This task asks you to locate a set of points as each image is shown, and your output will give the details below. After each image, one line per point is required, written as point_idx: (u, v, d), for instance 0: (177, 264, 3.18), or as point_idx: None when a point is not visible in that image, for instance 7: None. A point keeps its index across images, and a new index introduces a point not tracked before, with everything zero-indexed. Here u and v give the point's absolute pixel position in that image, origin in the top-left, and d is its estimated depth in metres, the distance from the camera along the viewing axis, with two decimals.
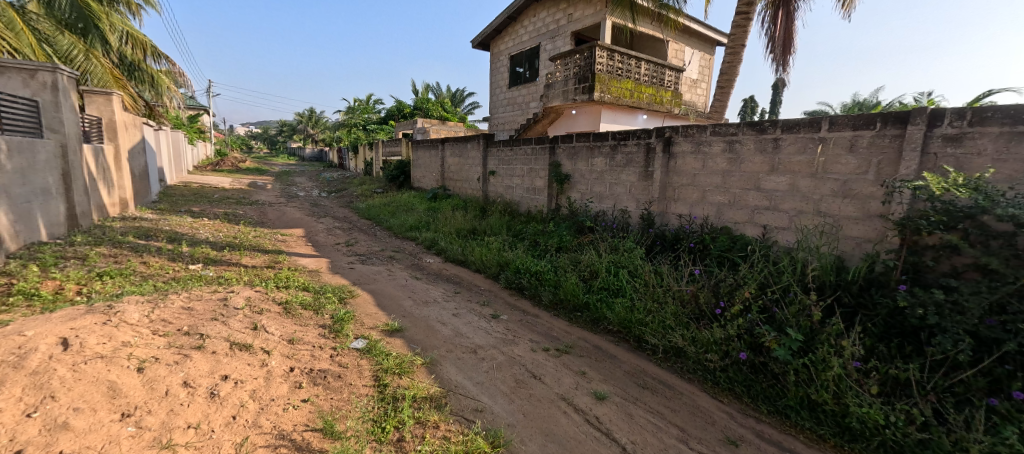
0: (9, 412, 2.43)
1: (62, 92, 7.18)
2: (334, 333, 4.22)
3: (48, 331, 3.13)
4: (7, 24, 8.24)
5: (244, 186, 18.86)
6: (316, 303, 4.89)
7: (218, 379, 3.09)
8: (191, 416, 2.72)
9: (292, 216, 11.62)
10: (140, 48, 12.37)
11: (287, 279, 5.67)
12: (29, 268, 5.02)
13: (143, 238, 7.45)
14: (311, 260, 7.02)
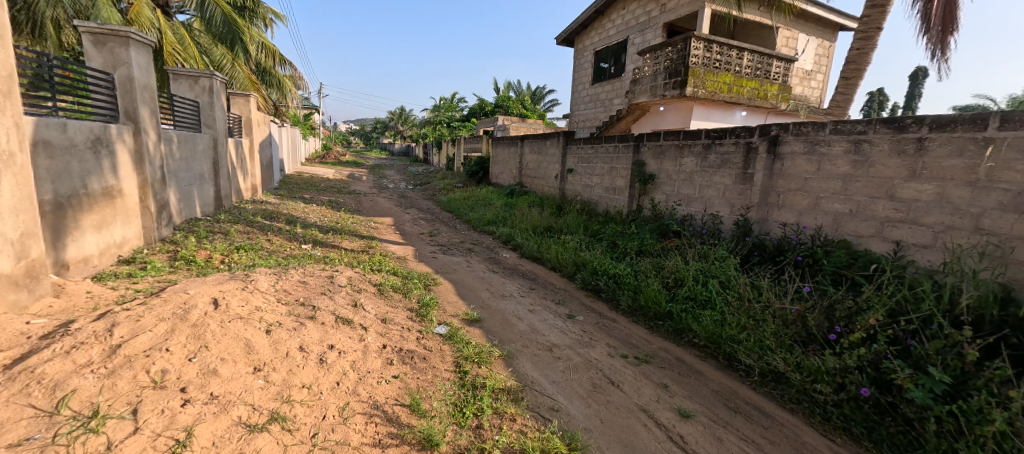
0: (178, 355, 2.91)
1: (216, 95, 8.53)
2: (418, 317, 4.50)
3: (205, 291, 3.72)
4: (179, 41, 10.32)
5: (345, 177, 20.88)
6: (404, 287, 5.25)
7: (326, 347, 3.46)
8: (305, 377, 3.07)
9: (384, 205, 12.60)
10: (274, 57, 13.92)
11: (380, 262, 6.15)
12: (189, 239, 6.13)
13: (269, 218, 8.62)
14: (398, 248, 7.54)
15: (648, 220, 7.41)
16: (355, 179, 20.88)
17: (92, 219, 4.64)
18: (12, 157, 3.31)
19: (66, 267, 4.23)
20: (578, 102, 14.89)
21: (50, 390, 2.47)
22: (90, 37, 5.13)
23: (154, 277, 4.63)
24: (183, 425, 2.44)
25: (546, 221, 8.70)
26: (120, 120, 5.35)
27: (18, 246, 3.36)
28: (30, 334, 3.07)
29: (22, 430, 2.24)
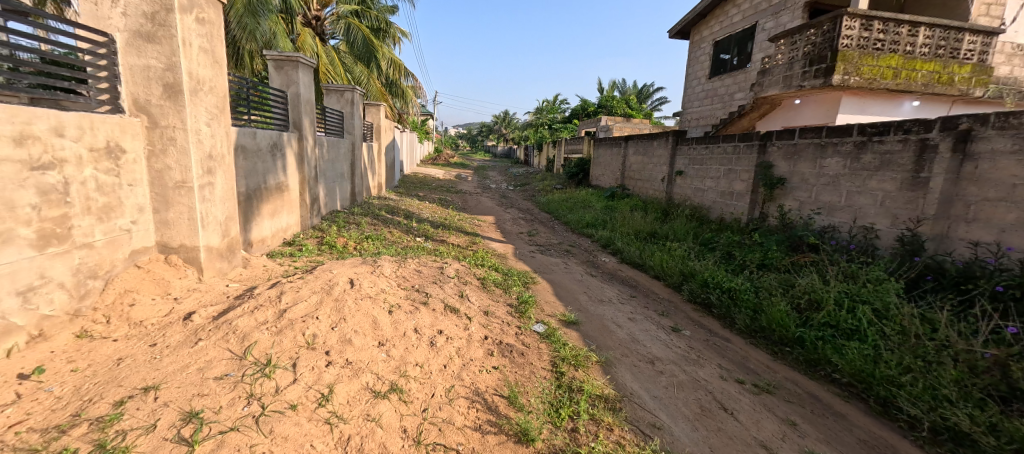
0: (325, 323, 3.28)
1: (356, 106, 9.70)
2: (516, 313, 4.51)
3: (344, 272, 4.17)
4: (330, 62, 11.91)
5: (452, 178, 22.26)
6: (504, 283, 5.32)
7: (436, 332, 3.61)
8: (418, 356, 3.24)
9: (486, 205, 13.08)
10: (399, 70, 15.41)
11: (483, 258, 6.34)
12: (332, 227, 7.09)
13: (391, 213, 9.51)
14: (500, 245, 7.72)
15: (776, 232, 6.42)
16: (461, 179, 22.09)
17: (268, 208, 5.55)
18: (223, 159, 4.22)
19: (252, 244, 5.17)
20: (691, 98, 13.76)
21: (240, 340, 2.98)
22: (275, 63, 6.21)
23: (309, 256, 5.43)
24: (323, 384, 2.73)
25: (650, 226, 8.16)
26: (289, 130, 6.38)
27: (223, 226, 4.24)
28: (228, 294, 3.85)
29: (221, 368, 2.72)
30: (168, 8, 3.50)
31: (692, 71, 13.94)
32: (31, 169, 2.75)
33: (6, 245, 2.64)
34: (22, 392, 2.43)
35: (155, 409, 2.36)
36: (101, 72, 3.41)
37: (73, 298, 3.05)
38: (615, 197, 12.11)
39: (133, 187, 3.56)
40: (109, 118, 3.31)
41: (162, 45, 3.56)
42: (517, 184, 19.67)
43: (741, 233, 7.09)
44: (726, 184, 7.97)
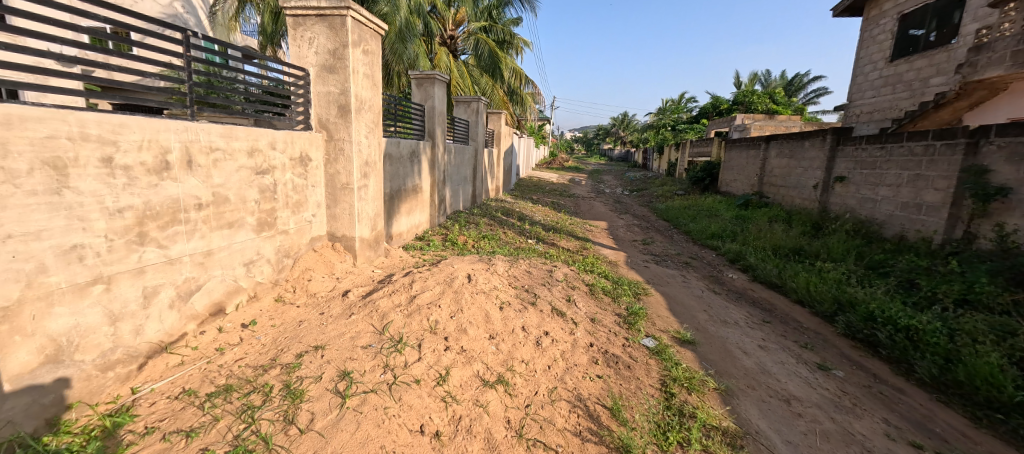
0: (445, 311, 3.79)
1: (481, 114, 10.61)
2: (626, 324, 4.57)
3: (462, 268, 4.75)
4: (459, 75, 13.14)
5: (565, 181, 22.68)
6: (614, 292, 5.42)
7: (542, 333, 3.92)
8: (525, 353, 3.60)
9: (599, 210, 13.12)
10: (520, 78, 16.21)
11: (592, 264, 6.50)
12: (455, 226, 7.98)
13: (506, 215, 10.23)
14: (611, 252, 7.77)
15: (990, 259, 5.10)
16: (576, 183, 22.22)
17: (405, 207, 6.49)
18: (375, 165, 5.14)
19: (392, 237, 6.14)
20: (864, 88, 11.60)
21: (380, 318, 3.67)
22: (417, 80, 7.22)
23: (436, 251, 6.25)
24: (441, 365, 3.22)
25: (796, 242, 7.35)
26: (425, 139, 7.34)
27: (373, 220, 5.17)
28: (372, 278, 4.71)
29: (365, 339, 3.40)
30: (344, 44, 4.43)
31: (864, 55, 11.73)
32: (257, 174, 3.76)
33: (240, 229, 3.63)
34: (238, 337, 3.42)
35: (321, 365, 3.08)
36: (299, 98, 4.49)
37: (273, 271, 4.08)
38: (749, 205, 11.00)
39: (314, 188, 4.59)
40: (303, 134, 4.34)
41: (339, 75, 4.51)
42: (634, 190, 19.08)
43: (931, 257, 5.90)
44: (913, 193, 6.64)
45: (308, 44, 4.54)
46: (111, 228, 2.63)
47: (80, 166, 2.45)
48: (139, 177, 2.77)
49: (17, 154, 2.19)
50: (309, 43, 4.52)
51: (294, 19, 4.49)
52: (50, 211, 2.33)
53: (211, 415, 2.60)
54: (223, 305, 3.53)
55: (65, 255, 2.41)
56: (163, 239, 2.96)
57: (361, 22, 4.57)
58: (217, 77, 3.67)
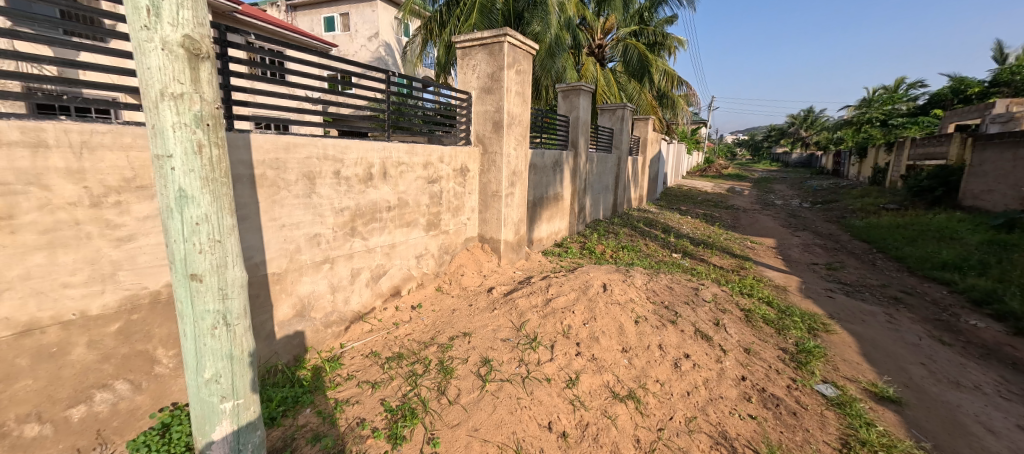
0: (578, 318, 3.99)
1: (626, 121, 10.46)
2: (795, 364, 3.95)
3: (598, 277, 4.85)
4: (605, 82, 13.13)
5: (724, 191, 20.56)
6: (779, 323, 4.79)
7: (682, 355, 3.74)
8: (660, 373, 3.51)
9: (766, 224, 11.62)
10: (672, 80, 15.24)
11: (751, 287, 5.91)
12: (594, 234, 8.19)
13: (648, 225, 10.02)
14: (778, 276, 6.82)
15: None
16: (738, 193, 19.88)
17: (546, 214, 6.96)
18: (521, 174, 5.71)
19: (534, 242, 6.67)
20: None
21: (518, 315, 4.08)
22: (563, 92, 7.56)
23: (573, 258, 6.58)
24: (571, 370, 3.41)
25: None
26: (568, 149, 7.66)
27: (517, 225, 5.74)
28: (513, 278, 5.27)
29: (505, 333, 3.83)
30: (500, 67, 5.03)
31: None
32: (429, 183, 4.58)
33: (414, 228, 4.48)
34: (408, 315, 4.27)
35: (468, 349, 3.60)
36: (464, 118, 5.25)
37: (436, 264, 4.88)
38: (1016, 225, 7.72)
39: (470, 195, 5.33)
40: (464, 149, 5.09)
41: (495, 95, 5.13)
42: (819, 201, 16.04)
43: None
44: None
45: (472, 71, 5.29)
46: (336, 223, 3.59)
47: (323, 177, 3.42)
48: (353, 185, 3.70)
49: (291, 167, 3.17)
50: (473, 69, 5.27)
51: (463, 50, 5.30)
52: (304, 209, 3.32)
53: (389, 373, 3.30)
54: (400, 288, 4.40)
55: (309, 240, 3.39)
56: (365, 233, 3.89)
57: (516, 45, 5.11)
58: (405, 104, 4.50)
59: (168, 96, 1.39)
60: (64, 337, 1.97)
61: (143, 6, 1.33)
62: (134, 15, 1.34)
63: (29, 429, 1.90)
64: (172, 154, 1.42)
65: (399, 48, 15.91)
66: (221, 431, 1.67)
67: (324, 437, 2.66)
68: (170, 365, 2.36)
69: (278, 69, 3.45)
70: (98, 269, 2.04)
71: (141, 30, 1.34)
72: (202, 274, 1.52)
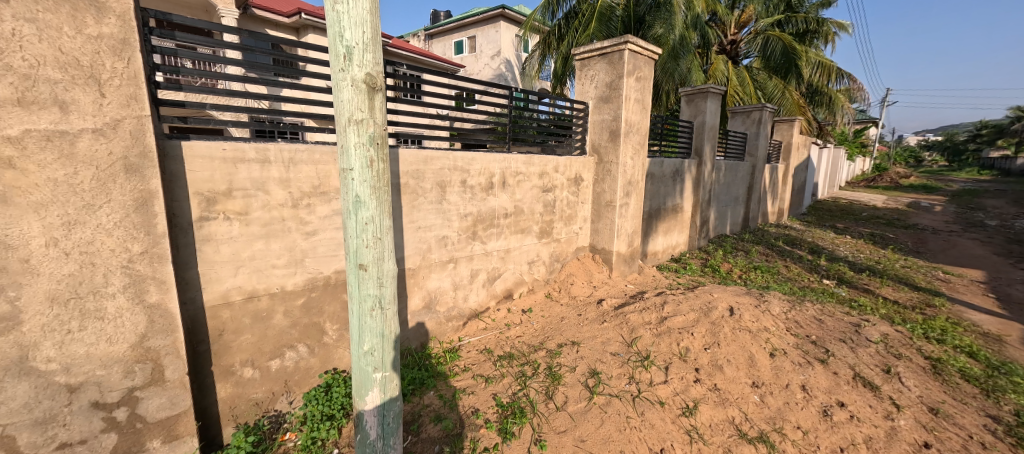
0: (697, 341, 3.24)
1: (764, 125, 9.45)
2: (1015, 440, 2.66)
3: (723, 298, 3.94)
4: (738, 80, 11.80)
5: (904, 206, 16.75)
6: (987, 381, 3.30)
7: (835, 402, 2.81)
8: (802, 419, 2.66)
9: (969, 251, 9.11)
10: (829, 74, 12.84)
11: (943, 331, 4.41)
12: (718, 251, 7.56)
13: (790, 245, 8.83)
14: (991, 322, 5.03)
15: None
16: (921, 210, 16.08)
17: (663, 227, 6.67)
18: (638, 184, 5.56)
19: (648, 256, 6.45)
20: None
21: (629, 330, 3.45)
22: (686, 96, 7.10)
23: (692, 275, 6.19)
24: (688, 397, 2.76)
25: None
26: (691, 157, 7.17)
27: (630, 238, 5.63)
28: (625, 292, 5.17)
29: (614, 347, 3.25)
30: (620, 75, 4.99)
31: None
32: (543, 192, 4.78)
33: (528, 235, 4.72)
34: (519, 318, 4.48)
35: (576, 358, 3.14)
36: (581, 127, 5.37)
37: (546, 271, 5.06)
38: None
39: (584, 204, 5.40)
40: (580, 159, 5.17)
41: (613, 104, 5.11)
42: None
43: None
44: None
45: (590, 81, 5.34)
46: (461, 227, 4.00)
47: (452, 185, 3.85)
48: (476, 193, 4.08)
49: (428, 177, 3.64)
50: (591, 79, 5.32)
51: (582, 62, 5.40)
52: (436, 214, 3.76)
53: (500, 371, 3.07)
54: (512, 292, 4.67)
55: (439, 241, 3.84)
56: (484, 238, 4.25)
57: (637, 51, 5.03)
58: (523, 116, 4.80)
59: (352, 122, 1.42)
60: (270, 305, 2.52)
61: (339, 51, 1.38)
62: (333, 59, 1.40)
63: (246, 372, 2.47)
64: (353, 167, 1.44)
65: (520, 64, 16.73)
66: (370, 403, 1.63)
67: (444, 418, 2.59)
68: (334, 336, 2.84)
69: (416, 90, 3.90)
70: (293, 253, 2.57)
71: (337, 71, 1.40)
72: (368, 263, 1.51)
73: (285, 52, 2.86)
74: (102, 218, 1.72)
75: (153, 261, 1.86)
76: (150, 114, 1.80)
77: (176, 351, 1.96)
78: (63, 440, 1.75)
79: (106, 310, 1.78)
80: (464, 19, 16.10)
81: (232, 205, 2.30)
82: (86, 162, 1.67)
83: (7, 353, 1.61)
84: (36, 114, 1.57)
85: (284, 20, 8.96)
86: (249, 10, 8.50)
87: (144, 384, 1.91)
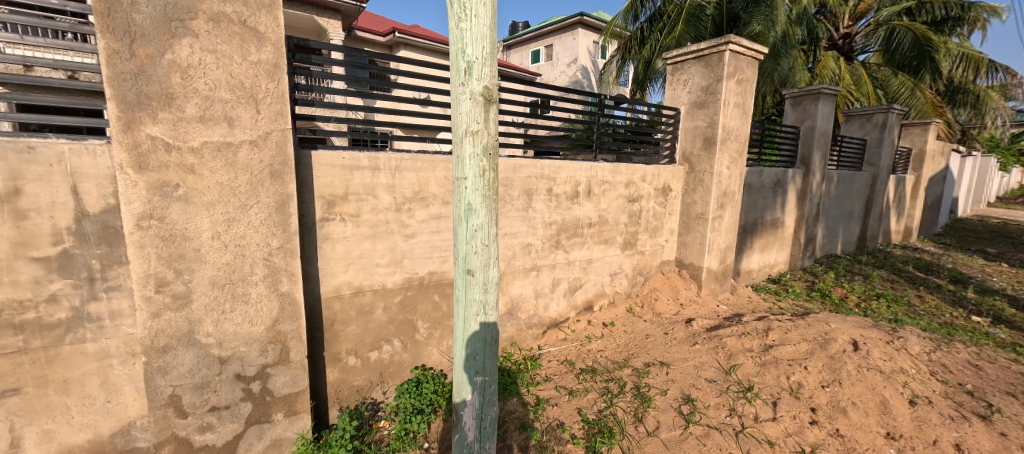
0: (813, 377, 2.87)
1: (888, 129, 8.23)
2: None
3: (844, 330, 3.46)
4: (854, 79, 10.25)
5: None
6: None
7: None
8: None
9: None
10: (976, 68, 10.69)
11: None
12: (828, 274, 6.58)
13: (924, 271, 7.53)
14: None
15: None
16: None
17: (760, 243, 5.90)
18: (734, 196, 4.61)
19: (740, 274, 5.74)
20: None
21: (727, 356, 3.17)
22: (790, 100, 6.34)
23: (793, 300, 5.38)
24: (805, 441, 2.41)
25: None
26: (795, 166, 6.26)
27: (724, 254, 4.72)
28: (719, 313, 4.34)
29: (710, 372, 3.02)
30: (718, 78, 4.21)
31: None
32: (629, 202, 4.18)
33: (612, 246, 4.15)
34: (601, 331, 3.91)
35: (667, 380, 2.96)
36: (668, 136, 4.59)
37: (629, 284, 4.43)
38: None
39: (671, 215, 4.65)
40: (668, 167, 4.46)
41: (709, 110, 4.32)
42: None
43: None
44: None
45: (683, 86, 4.61)
46: (545, 235, 3.59)
47: (539, 193, 3.48)
48: (562, 201, 3.64)
49: (516, 184, 3.35)
50: (684, 84, 4.58)
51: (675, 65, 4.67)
52: (522, 221, 3.44)
53: (584, 385, 3.00)
54: (593, 303, 4.12)
55: (524, 248, 3.50)
56: (568, 247, 3.79)
57: (740, 52, 4.20)
58: (598, 122, 4.15)
59: (469, 133, 1.44)
60: (373, 300, 2.72)
61: (461, 66, 1.41)
62: (453, 74, 1.44)
63: (350, 360, 2.69)
64: (466, 176, 1.47)
65: (597, 70, 16.20)
66: (470, 405, 1.66)
67: (529, 428, 2.59)
68: (425, 333, 2.98)
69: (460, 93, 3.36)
70: (394, 254, 2.75)
71: (457, 85, 1.43)
72: (476, 269, 1.54)
73: (378, 67, 3.01)
74: (251, 216, 2.01)
75: (286, 255, 2.13)
76: (290, 127, 2.07)
77: (300, 335, 2.23)
78: (214, 403, 2.07)
79: (249, 295, 2.06)
80: (543, 28, 16.07)
81: (347, 208, 2.52)
82: (242, 168, 1.97)
83: (180, 326, 1.94)
84: (211, 128, 1.89)
85: (379, 39, 9.73)
86: (353, 32, 9.39)
87: (273, 362, 2.18)
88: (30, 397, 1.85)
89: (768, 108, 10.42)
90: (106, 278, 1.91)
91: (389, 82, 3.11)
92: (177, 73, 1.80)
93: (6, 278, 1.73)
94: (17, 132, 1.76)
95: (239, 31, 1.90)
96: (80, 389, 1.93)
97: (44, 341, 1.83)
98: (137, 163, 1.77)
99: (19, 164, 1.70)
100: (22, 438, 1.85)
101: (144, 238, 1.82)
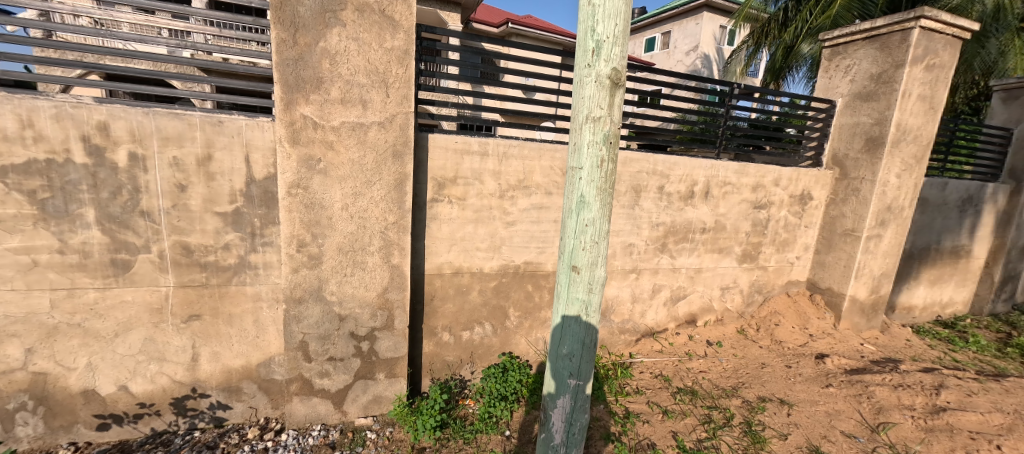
0: None
1: None
2: None
3: None
4: None
5: None
6: None
7: None
8: None
9: None
10: None
11: None
12: None
13: None
14: None
15: None
16: None
17: (931, 274, 4.57)
18: (903, 211, 3.61)
19: (895, 310, 4.51)
20: None
21: (875, 410, 2.57)
22: (1001, 93, 4.74)
23: (975, 353, 3.93)
24: None
25: None
26: (999, 178, 4.71)
27: (876, 282, 3.72)
28: (863, 355, 3.42)
29: (849, 425, 2.49)
30: (898, 64, 3.26)
31: None
32: (755, 208, 3.49)
33: (727, 256, 3.54)
34: (704, 350, 3.40)
35: (788, 423, 2.53)
36: (814, 132, 3.75)
37: (742, 303, 3.74)
38: None
39: (808, 228, 3.77)
40: (811, 171, 3.61)
41: (878, 103, 3.39)
42: None
43: None
44: None
45: (843, 73, 3.67)
46: (650, 236, 3.22)
47: (647, 191, 3.10)
48: (673, 201, 3.21)
49: (623, 179, 3.00)
50: (846, 71, 3.64)
51: (833, 48, 3.76)
52: (626, 219, 3.11)
53: (682, 408, 2.72)
54: (697, 317, 3.61)
55: (624, 248, 3.17)
56: (674, 252, 3.34)
57: (935, 30, 3.24)
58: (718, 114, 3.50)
59: (590, 120, 1.35)
60: (470, 282, 2.80)
61: (589, 46, 1.32)
62: (580, 54, 1.35)
63: (445, 336, 2.82)
64: (583, 166, 1.38)
65: (721, 59, 14.33)
66: (560, 406, 1.58)
67: (616, 440, 2.43)
68: (515, 322, 2.99)
69: (562, 77, 3.04)
70: (494, 240, 2.77)
71: (583, 67, 1.34)
72: (582, 267, 1.45)
73: (487, 54, 2.89)
74: (374, 192, 2.21)
75: (400, 230, 2.29)
76: (413, 111, 2.19)
77: (403, 305, 2.40)
78: (332, 354, 2.35)
79: (367, 263, 2.28)
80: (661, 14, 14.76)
81: (455, 191, 2.61)
82: (371, 147, 2.16)
83: (312, 282, 2.23)
84: (349, 110, 2.10)
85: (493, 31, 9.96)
86: (470, 24, 9.76)
87: (381, 327, 2.40)
88: (207, 323, 2.30)
89: (955, 103, 8.17)
90: (264, 234, 2.27)
91: (497, 68, 2.99)
92: (327, 59, 2.03)
93: (197, 226, 2.16)
94: (211, 109, 2.12)
95: (378, 20, 2.06)
96: (239, 324, 2.34)
97: (218, 280, 2.26)
98: (292, 138, 2.04)
99: (212, 134, 2.08)
100: (199, 355, 2.32)
101: (292, 204, 2.10)
